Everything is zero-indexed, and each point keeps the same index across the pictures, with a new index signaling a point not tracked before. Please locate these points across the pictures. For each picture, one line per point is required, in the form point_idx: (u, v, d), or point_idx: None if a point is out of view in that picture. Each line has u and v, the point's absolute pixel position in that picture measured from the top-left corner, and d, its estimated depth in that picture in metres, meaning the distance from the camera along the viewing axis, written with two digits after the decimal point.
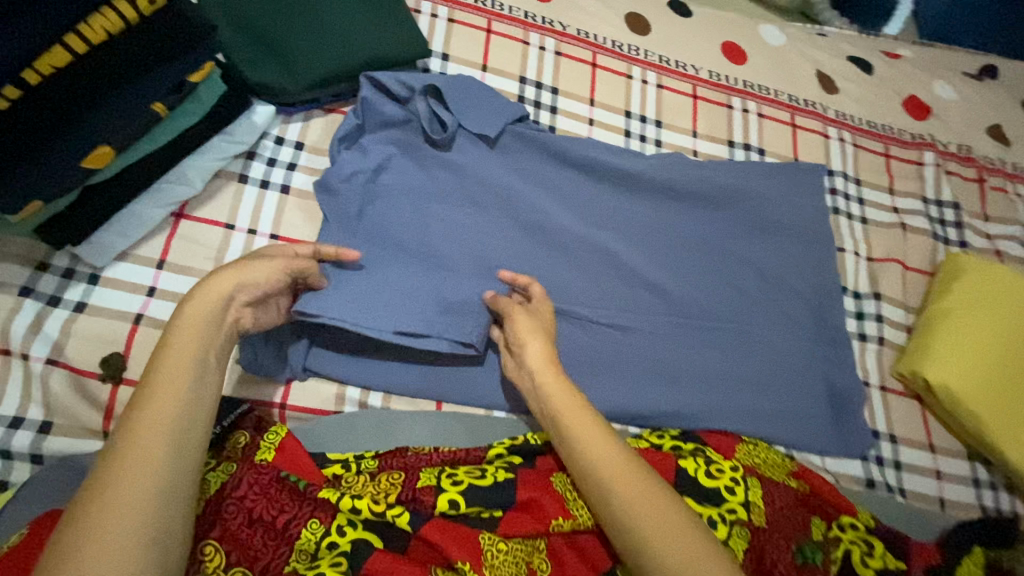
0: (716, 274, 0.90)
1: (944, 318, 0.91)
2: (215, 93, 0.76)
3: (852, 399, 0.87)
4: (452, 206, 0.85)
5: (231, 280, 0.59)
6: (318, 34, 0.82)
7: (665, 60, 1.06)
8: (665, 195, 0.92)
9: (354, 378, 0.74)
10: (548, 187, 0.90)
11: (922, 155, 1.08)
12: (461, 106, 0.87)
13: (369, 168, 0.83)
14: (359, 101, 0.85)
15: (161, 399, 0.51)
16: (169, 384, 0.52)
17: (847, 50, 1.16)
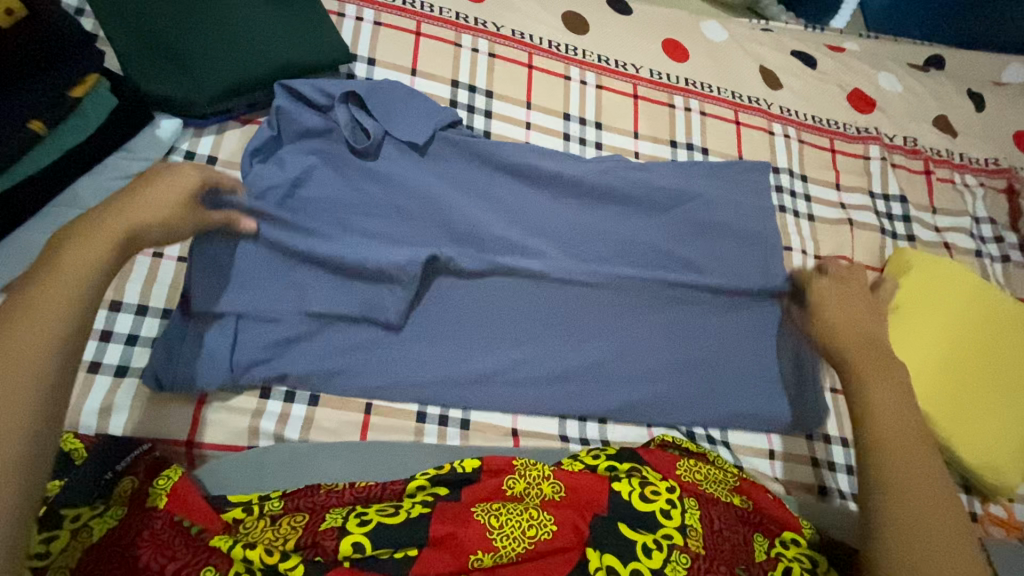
0: (660, 279, 0.86)
1: (893, 315, 0.89)
2: (104, 108, 0.71)
3: (803, 404, 0.84)
4: (375, 220, 0.80)
5: (151, 209, 0.55)
6: (225, 42, 0.77)
7: (604, 59, 1.02)
8: (604, 199, 0.88)
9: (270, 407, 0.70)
10: (481, 195, 0.86)
11: (868, 148, 1.06)
12: (386, 114, 0.82)
13: (287, 183, 0.78)
14: (274, 111, 0.79)
15: (51, 303, 0.44)
16: (72, 291, 0.46)
17: (791, 44, 1.14)
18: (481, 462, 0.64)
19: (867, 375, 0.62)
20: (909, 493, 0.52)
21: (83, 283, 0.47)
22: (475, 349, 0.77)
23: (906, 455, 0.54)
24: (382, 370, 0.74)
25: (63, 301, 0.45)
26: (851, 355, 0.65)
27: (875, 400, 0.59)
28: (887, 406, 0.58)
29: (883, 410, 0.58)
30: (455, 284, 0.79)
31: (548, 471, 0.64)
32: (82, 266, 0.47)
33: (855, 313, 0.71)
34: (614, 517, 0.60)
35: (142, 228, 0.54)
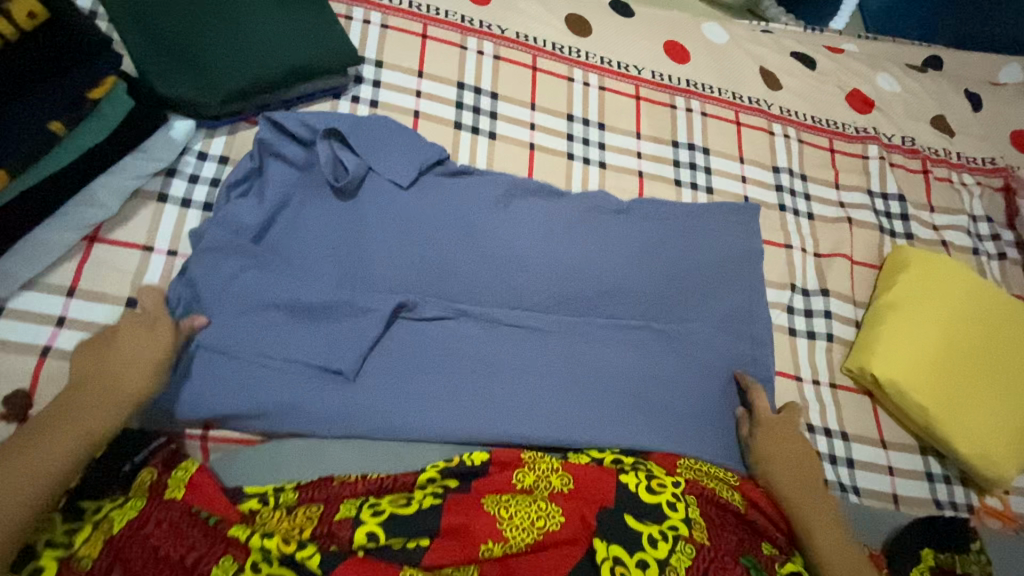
0: (664, 275, 0.87)
1: (891, 312, 0.90)
2: (121, 108, 0.72)
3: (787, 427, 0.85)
4: (377, 217, 0.80)
5: (140, 372, 0.62)
6: (237, 45, 0.79)
7: (607, 61, 1.04)
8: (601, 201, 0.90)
9: (266, 408, 0.69)
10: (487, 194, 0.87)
11: (866, 148, 1.08)
12: (370, 146, 0.81)
13: (261, 218, 0.77)
14: (256, 142, 0.78)
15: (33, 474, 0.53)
16: (50, 470, 0.54)
17: (791, 46, 1.16)
18: (490, 455, 0.65)
19: (811, 527, 0.69)
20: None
21: (66, 461, 0.55)
22: (481, 346, 0.79)
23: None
24: (391, 365, 0.75)
25: (39, 480, 0.53)
26: (800, 511, 0.71)
27: (812, 536, 0.68)
28: (832, 553, 0.66)
29: (825, 548, 0.67)
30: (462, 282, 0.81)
31: (556, 463, 0.65)
32: (72, 442, 0.55)
33: (782, 456, 0.76)
34: (620, 509, 0.61)
35: (119, 407, 0.59)
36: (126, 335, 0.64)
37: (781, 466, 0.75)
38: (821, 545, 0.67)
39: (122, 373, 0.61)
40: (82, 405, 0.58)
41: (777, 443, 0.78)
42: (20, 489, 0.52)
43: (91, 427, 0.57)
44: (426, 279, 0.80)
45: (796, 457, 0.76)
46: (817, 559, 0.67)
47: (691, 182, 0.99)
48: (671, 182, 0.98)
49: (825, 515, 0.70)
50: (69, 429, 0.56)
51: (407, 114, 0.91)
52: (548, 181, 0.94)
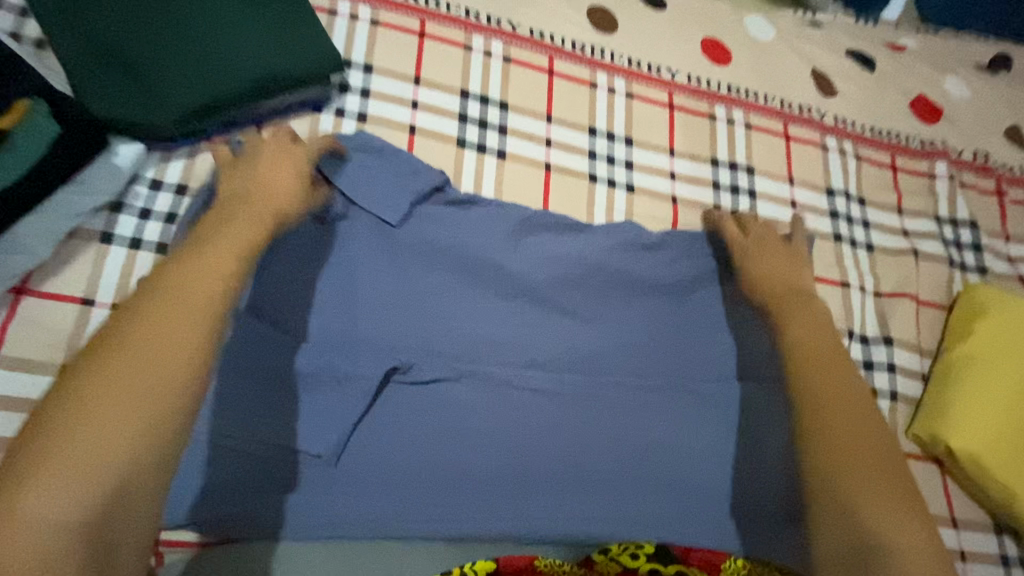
0: (704, 325, 0.74)
1: (967, 368, 0.77)
2: (43, 137, 0.59)
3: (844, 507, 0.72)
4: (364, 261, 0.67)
5: (281, 193, 0.58)
6: (190, 53, 0.65)
7: (635, 62, 0.89)
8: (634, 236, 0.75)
9: (230, 505, 0.57)
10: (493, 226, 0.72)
11: (933, 165, 0.94)
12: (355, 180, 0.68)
13: None
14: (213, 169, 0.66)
15: (203, 272, 0.44)
16: (221, 270, 0.45)
17: (846, 42, 1.00)
18: (496, 564, 0.55)
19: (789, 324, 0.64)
20: (833, 414, 0.53)
21: (238, 261, 0.47)
22: (489, 416, 0.66)
23: (840, 419, 0.53)
24: (380, 445, 0.62)
25: (217, 275, 0.44)
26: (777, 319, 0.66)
27: (789, 339, 0.62)
28: (808, 349, 0.60)
29: (804, 349, 0.60)
30: (466, 339, 0.68)
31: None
32: (234, 249, 0.48)
33: (780, 258, 0.72)
34: None
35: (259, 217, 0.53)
36: (257, 169, 0.59)
37: (766, 272, 0.71)
38: (802, 340, 0.61)
39: (264, 194, 0.57)
40: (231, 217, 0.51)
41: (784, 268, 0.71)
42: (211, 267, 0.45)
43: (247, 234, 0.50)
44: (424, 335, 0.67)
45: (783, 261, 0.72)
46: (800, 350, 0.60)
47: (733, 208, 0.85)
48: (710, 208, 0.84)
49: (806, 323, 0.64)
50: (225, 236, 0.49)
51: (402, 130, 0.77)
52: (566, 208, 0.80)
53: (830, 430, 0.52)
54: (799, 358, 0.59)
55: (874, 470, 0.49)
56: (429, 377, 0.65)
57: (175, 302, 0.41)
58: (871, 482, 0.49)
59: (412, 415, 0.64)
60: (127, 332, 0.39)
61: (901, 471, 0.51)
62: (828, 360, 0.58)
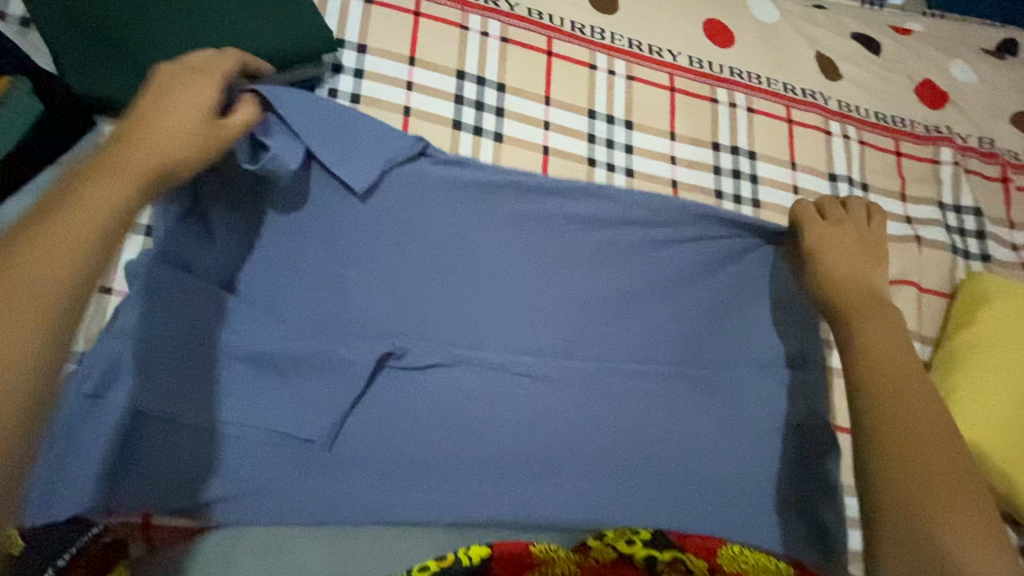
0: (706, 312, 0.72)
1: (969, 356, 0.76)
2: (25, 116, 0.57)
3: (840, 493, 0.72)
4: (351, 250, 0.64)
5: (180, 131, 0.46)
6: (180, 31, 0.64)
7: (636, 44, 0.87)
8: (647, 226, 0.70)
9: (223, 490, 0.57)
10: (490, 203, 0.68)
11: (938, 151, 0.92)
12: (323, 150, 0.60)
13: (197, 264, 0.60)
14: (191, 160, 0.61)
15: (56, 231, 0.35)
16: (77, 229, 0.35)
17: (851, 26, 0.98)
18: (491, 549, 0.55)
19: (862, 320, 0.56)
20: (904, 418, 0.46)
21: (104, 217, 0.37)
22: (485, 402, 0.65)
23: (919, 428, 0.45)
24: (374, 431, 0.61)
25: (70, 236, 0.35)
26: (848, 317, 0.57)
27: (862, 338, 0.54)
28: (881, 348, 0.52)
29: (875, 352, 0.52)
30: (462, 324, 0.67)
31: (571, 562, 0.56)
32: (102, 204, 0.38)
33: (845, 247, 0.64)
34: None
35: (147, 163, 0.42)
36: (159, 101, 0.47)
37: (831, 265, 0.63)
38: (874, 339, 0.53)
39: (153, 145, 0.44)
40: (109, 160, 0.41)
41: (849, 257, 0.63)
42: (69, 223, 0.35)
43: (122, 182, 0.40)
44: (419, 319, 0.66)
45: (853, 255, 0.63)
46: (866, 352, 0.52)
47: (734, 193, 0.83)
48: (712, 193, 0.83)
49: (878, 321, 0.55)
50: (96, 183, 0.39)
51: (397, 112, 0.76)
52: None
53: (905, 441, 0.44)
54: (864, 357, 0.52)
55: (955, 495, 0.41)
56: (425, 363, 0.65)
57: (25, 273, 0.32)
58: (960, 509, 0.41)
59: (408, 400, 0.63)
60: None
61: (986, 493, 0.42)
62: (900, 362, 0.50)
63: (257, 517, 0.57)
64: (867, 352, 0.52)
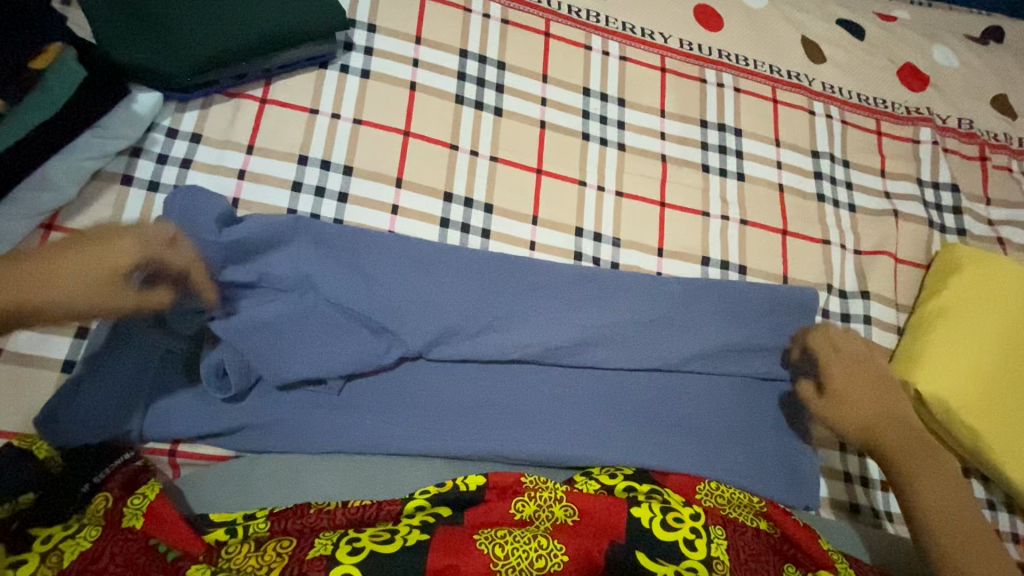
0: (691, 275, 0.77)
1: (939, 320, 0.81)
2: (70, 82, 0.63)
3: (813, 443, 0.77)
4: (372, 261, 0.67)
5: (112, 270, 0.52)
6: (205, 8, 0.70)
7: (629, 27, 0.92)
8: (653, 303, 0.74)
9: (243, 421, 0.62)
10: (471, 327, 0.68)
11: (918, 131, 0.97)
12: (303, 342, 0.63)
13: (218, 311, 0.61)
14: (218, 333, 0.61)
15: None
16: None
17: (837, 12, 1.03)
18: (487, 479, 0.59)
19: (918, 475, 0.64)
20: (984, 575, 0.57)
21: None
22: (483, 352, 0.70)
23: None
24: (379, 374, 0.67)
25: None
26: (896, 463, 0.65)
27: (915, 499, 0.63)
28: (935, 506, 0.61)
29: (940, 518, 0.61)
30: None
31: (560, 492, 0.59)
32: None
33: (870, 389, 0.70)
34: (631, 545, 0.55)
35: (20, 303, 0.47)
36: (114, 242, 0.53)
37: (870, 407, 0.69)
38: (923, 498, 0.62)
39: (77, 272, 0.50)
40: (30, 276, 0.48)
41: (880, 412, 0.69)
42: None
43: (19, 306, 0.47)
44: None
45: (886, 393, 0.70)
46: (923, 521, 0.61)
47: (721, 167, 0.88)
48: (699, 167, 0.88)
49: (914, 470, 0.64)
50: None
51: (403, 86, 0.81)
52: (560, 164, 0.84)
53: None
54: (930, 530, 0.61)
55: None
56: None
57: None
58: None
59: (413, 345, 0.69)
60: None
61: None
62: (946, 532, 0.60)
63: (272, 446, 0.62)
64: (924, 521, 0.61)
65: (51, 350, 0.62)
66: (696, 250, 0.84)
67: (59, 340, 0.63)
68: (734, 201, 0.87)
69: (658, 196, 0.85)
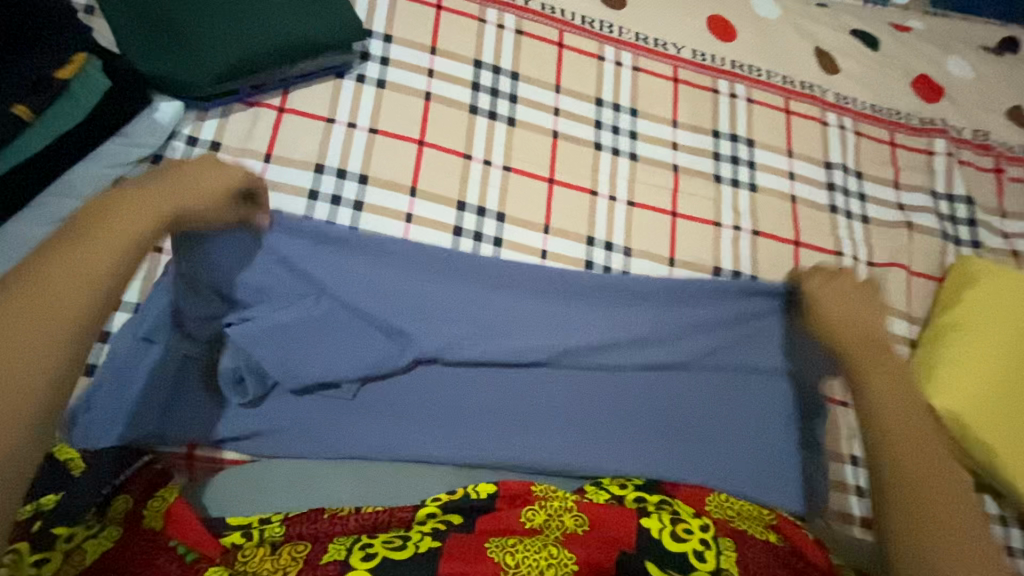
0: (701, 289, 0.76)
1: (952, 334, 0.81)
2: (94, 91, 0.65)
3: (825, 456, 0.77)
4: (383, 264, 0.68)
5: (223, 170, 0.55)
6: (225, 19, 0.71)
7: (642, 38, 0.93)
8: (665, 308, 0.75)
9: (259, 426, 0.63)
10: (484, 329, 0.70)
11: (932, 142, 0.96)
12: (326, 338, 0.65)
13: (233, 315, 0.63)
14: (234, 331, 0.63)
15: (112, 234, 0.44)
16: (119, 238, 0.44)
17: (851, 23, 1.03)
18: (497, 487, 0.60)
19: (872, 377, 0.61)
20: (920, 488, 0.52)
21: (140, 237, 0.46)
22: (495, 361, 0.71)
23: (914, 484, 0.52)
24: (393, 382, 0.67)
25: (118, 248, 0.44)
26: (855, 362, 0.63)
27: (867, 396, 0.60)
28: (895, 417, 0.57)
29: (886, 414, 0.58)
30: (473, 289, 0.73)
31: (571, 501, 0.59)
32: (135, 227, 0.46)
33: (849, 295, 0.68)
34: (642, 555, 0.55)
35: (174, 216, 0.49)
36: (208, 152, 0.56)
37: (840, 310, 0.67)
38: (878, 406, 0.59)
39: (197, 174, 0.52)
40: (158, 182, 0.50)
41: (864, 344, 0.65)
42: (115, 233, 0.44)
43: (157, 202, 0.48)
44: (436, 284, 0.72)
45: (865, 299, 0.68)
46: (869, 416, 0.58)
47: (732, 178, 0.89)
48: (711, 177, 0.88)
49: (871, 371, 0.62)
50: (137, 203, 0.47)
51: (418, 96, 0.82)
52: (572, 174, 0.84)
53: (912, 500, 0.51)
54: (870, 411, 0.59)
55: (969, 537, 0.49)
56: None
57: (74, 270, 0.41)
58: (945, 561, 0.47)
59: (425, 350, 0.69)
60: (23, 294, 0.39)
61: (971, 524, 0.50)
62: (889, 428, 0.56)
63: (288, 449, 0.64)
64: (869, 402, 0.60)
65: None
66: (708, 260, 0.84)
67: None
68: (746, 212, 0.87)
69: (670, 206, 0.85)
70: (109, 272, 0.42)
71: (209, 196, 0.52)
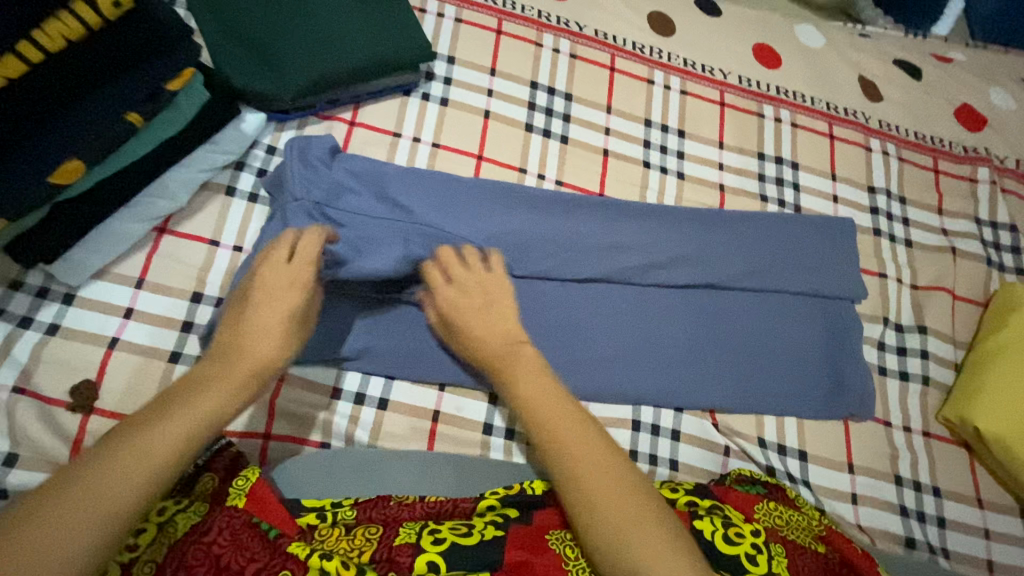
0: (735, 284, 0.81)
1: (1000, 358, 0.81)
2: (196, 102, 0.70)
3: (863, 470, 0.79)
4: (450, 202, 0.78)
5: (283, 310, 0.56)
6: (309, 38, 0.77)
7: (689, 63, 0.97)
8: (707, 321, 0.80)
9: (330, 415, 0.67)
10: (546, 261, 0.77)
11: (976, 170, 0.98)
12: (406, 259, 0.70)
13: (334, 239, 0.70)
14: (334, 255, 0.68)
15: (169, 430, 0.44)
16: (172, 437, 0.44)
17: (893, 52, 1.05)
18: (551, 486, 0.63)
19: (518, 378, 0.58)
20: (589, 477, 0.50)
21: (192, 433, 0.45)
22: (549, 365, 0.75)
23: (589, 466, 0.50)
24: (455, 375, 0.72)
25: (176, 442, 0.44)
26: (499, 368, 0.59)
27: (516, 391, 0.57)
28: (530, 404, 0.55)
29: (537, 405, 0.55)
30: (529, 295, 0.77)
31: None
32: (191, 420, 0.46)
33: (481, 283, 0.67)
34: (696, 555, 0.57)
35: (208, 412, 0.47)
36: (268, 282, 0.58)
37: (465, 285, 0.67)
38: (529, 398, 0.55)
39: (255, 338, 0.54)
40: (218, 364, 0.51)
41: (514, 359, 0.59)
42: (172, 430, 0.44)
43: (219, 387, 0.49)
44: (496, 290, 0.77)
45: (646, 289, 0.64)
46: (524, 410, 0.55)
47: (778, 199, 0.91)
48: (756, 197, 0.91)
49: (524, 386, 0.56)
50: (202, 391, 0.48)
51: (478, 114, 0.87)
52: (622, 190, 0.88)
53: (586, 477, 0.50)
54: (580, 499, 0.49)
55: (645, 510, 0.48)
56: None
57: (120, 474, 0.41)
58: (626, 518, 0.48)
59: None
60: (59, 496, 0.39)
61: (623, 487, 0.49)
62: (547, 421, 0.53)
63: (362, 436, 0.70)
64: (580, 482, 0.50)
65: (162, 342, 0.69)
66: None
67: (169, 332, 0.70)
68: None
69: None
70: (155, 473, 0.42)
71: (274, 344, 0.54)
